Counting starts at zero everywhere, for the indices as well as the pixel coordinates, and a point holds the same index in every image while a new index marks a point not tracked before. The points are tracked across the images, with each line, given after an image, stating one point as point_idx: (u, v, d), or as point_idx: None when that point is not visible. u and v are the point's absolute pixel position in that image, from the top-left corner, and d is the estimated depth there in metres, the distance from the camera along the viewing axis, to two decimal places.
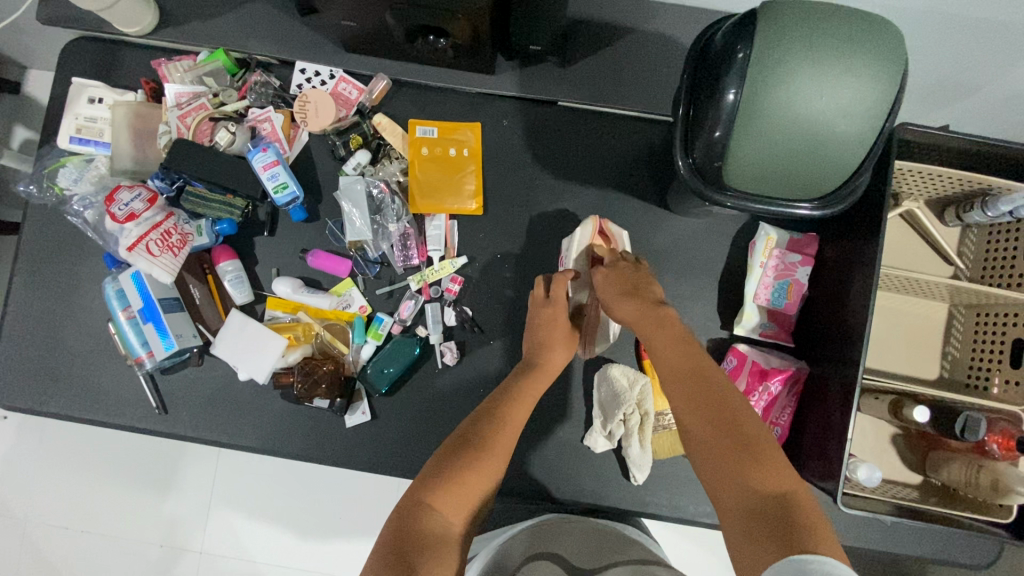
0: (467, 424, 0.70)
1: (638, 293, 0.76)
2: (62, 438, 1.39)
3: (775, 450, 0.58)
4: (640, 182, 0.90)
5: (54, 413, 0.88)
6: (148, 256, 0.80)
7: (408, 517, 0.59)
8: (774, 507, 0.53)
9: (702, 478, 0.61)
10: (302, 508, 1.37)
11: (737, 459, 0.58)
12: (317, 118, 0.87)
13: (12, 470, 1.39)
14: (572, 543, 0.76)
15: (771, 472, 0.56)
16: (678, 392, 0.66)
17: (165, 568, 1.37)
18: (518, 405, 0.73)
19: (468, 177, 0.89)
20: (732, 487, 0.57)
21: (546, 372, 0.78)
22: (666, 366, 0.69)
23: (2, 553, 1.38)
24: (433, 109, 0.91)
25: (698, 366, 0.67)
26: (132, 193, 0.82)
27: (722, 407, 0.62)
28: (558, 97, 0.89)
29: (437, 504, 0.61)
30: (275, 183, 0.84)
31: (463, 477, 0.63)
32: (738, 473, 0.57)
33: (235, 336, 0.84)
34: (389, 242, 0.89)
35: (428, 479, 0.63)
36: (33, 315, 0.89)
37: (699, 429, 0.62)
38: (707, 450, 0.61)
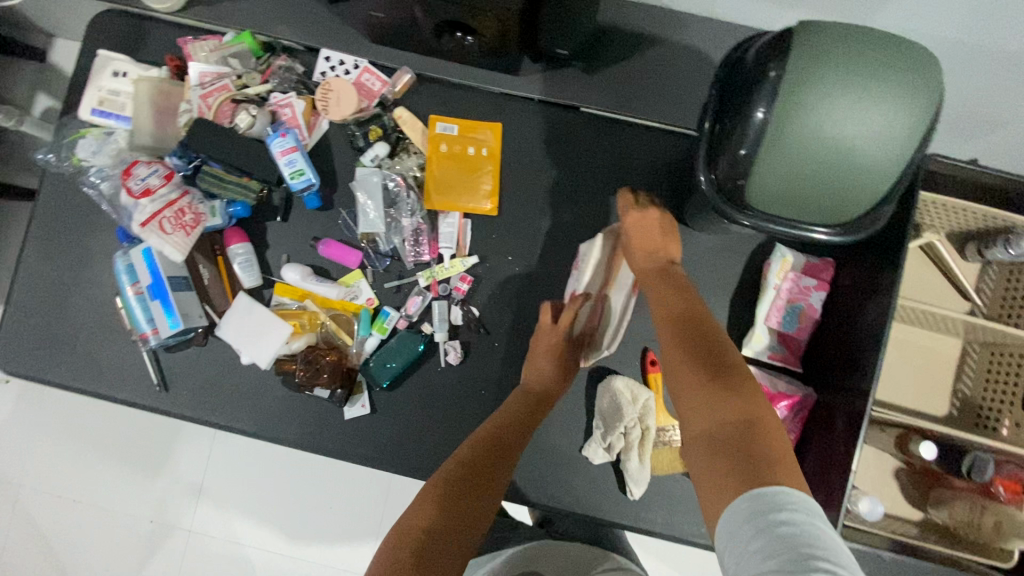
0: (466, 447, 0.71)
1: (656, 248, 0.77)
2: (65, 405, 1.41)
3: (748, 378, 0.58)
4: (658, 194, 0.89)
5: (57, 382, 0.88)
6: (161, 233, 0.80)
7: (404, 537, 0.59)
8: (738, 430, 0.53)
9: (675, 403, 0.61)
10: (295, 497, 1.38)
11: (705, 390, 0.57)
12: (338, 108, 0.87)
13: (13, 433, 1.40)
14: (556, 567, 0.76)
15: (740, 397, 0.56)
16: (665, 326, 0.66)
17: (155, 543, 1.38)
18: (514, 431, 0.74)
19: (485, 177, 0.88)
20: (699, 410, 0.57)
21: (542, 394, 0.80)
22: (659, 305, 0.69)
23: None
24: (455, 105, 0.90)
25: (688, 304, 0.67)
26: (149, 169, 0.82)
27: (702, 337, 0.62)
28: (581, 103, 0.89)
29: (422, 521, 0.61)
30: (292, 169, 0.85)
31: (461, 500, 0.64)
32: (705, 406, 0.57)
33: (240, 319, 0.84)
34: (402, 236, 0.89)
35: (425, 502, 0.63)
36: (42, 284, 0.89)
37: (677, 356, 0.62)
38: (681, 376, 0.61)
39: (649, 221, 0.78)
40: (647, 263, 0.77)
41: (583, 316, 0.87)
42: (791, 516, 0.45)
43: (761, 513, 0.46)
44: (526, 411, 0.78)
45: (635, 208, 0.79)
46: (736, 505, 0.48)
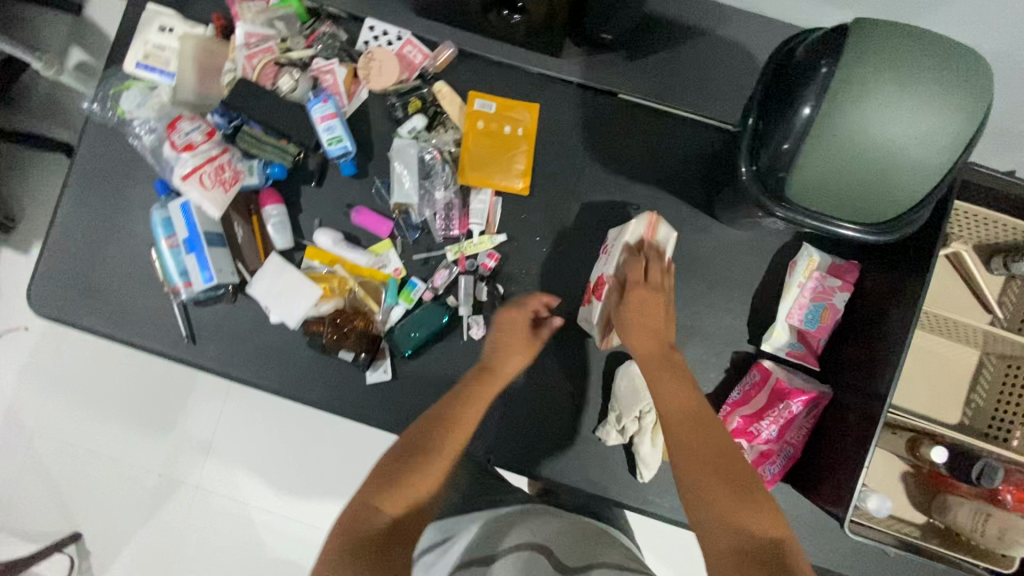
0: (421, 423, 0.70)
1: (658, 332, 0.76)
2: (104, 360, 1.65)
3: (764, 495, 0.58)
4: (689, 185, 0.89)
5: (87, 328, 0.90)
6: (200, 188, 0.81)
7: (354, 518, 0.59)
8: (762, 551, 0.53)
9: (689, 515, 0.59)
10: (299, 459, 1.60)
11: (731, 502, 0.57)
12: (380, 78, 0.89)
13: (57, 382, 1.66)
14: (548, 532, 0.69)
15: (760, 514, 0.55)
16: (677, 431, 0.65)
17: (165, 492, 1.62)
18: (467, 409, 0.72)
19: (519, 156, 0.89)
20: (717, 528, 0.56)
21: (497, 375, 0.77)
22: (667, 407, 0.67)
23: (37, 454, 1.65)
24: (494, 83, 0.90)
25: (698, 407, 0.66)
26: (193, 124, 0.83)
27: (718, 449, 0.62)
28: (619, 89, 0.90)
29: (380, 504, 0.60)
30: (330, 135, 0.86)
31: (413, 483, 0.63)
32: (730, 517, 0.56)
33: (272, 278, 0.86)
34: (433, 210, 0.90)
35: (375, 485, 0.62)
36: (78, 231, 0.91)
37: (692, 463, 0.61)
38: (696, 487, 0.59)
39: (648, 301, 0.77)
40: (648, 349, 0.75)
41: (602, 309, 0.82)
42: None
43: None
44: (478, 390, 0.75)
45: (640, 285, 0.78)
46: None
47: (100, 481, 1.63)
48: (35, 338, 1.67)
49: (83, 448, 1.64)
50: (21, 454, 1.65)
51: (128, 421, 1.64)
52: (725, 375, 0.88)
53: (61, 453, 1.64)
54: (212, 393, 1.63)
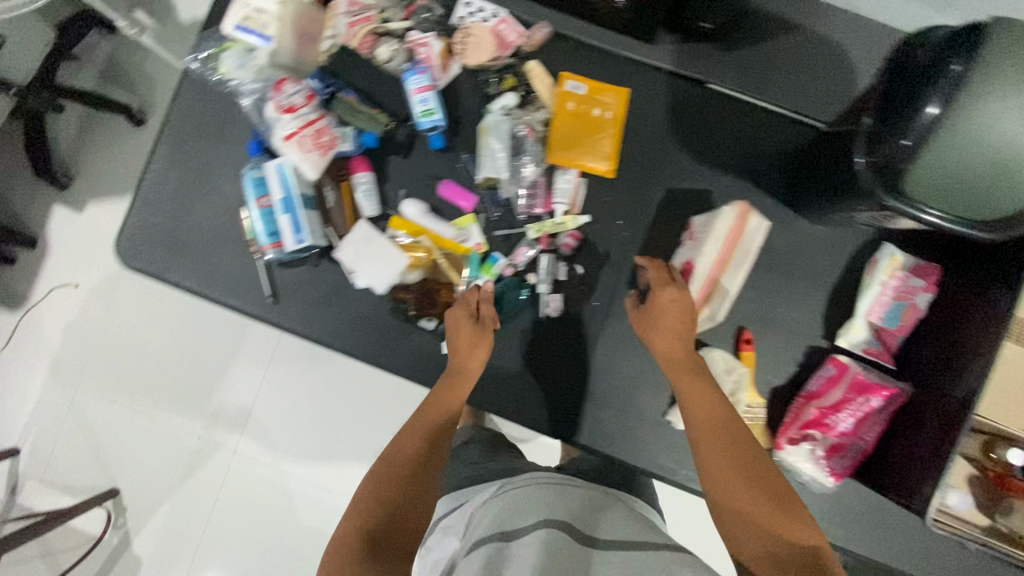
0: (395, 441, 0.75)
1: (682, 335, 0.77)
2: (152, 322, 1.68)
3: (792, 498, 0.63)
4: (772, 177, 0.90)
5: (173, 282, 0.93)
6: (301, 150, 0.83)
7: (341, 546, 0.63)
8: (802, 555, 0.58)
9: (723, 524, 0.65)
10: (337, 430, 1.63)
11: (766, 510, 0.62)
12: (477, 53, 0.89)
13: (106, 339, 1.69)
14: (529, 505, 0.71)
15: (791, 518, 0.61)
16: (706, 441, 0.68)
17: (204, 454, 1.64)
18: (437, 411, 0.78)
19: (606, 138, 0.89)
20: (757, 535, 0.61)
21: (459, 376, 0.81)
22: (696, 417, 0.71)
23: (79, 410, 1.68)
24: (585, 65, 0.91)
25: (724, 411, 0.70)
26: (296, 87, 0.84)
27: (745, 456, 0.66)
28: (708, 78, 0.89)
29: (360, 523, 0.65)
30: (424, 107, 0.87)
31: (390, 496, 0.67)
32: (765, 524, 0.61)
33: (360, 245, 0.88)
34: (519, 188, 0.90)
35: (356, 509, 0.67)
36: (169, 186, 0.93)
37: (725, 473, 0.66)
38: (733, 495, 0.64)
39: (667, 320, 0.77)
40: (673, 350, 0.76)
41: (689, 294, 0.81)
42: None
43: None
44: (446, 398, 0.79)
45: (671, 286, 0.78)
46: None
47: (140, 441, 1.66)
48: (86, 295, 1.70)
49: (126, 406, 1.67)
50: (64, 409, 1.68)
51: (170, 383, 1.66)
52: (797, 367, 0.89)
53: (103, 410, 1.67)
54: (255, 361, 1.66)
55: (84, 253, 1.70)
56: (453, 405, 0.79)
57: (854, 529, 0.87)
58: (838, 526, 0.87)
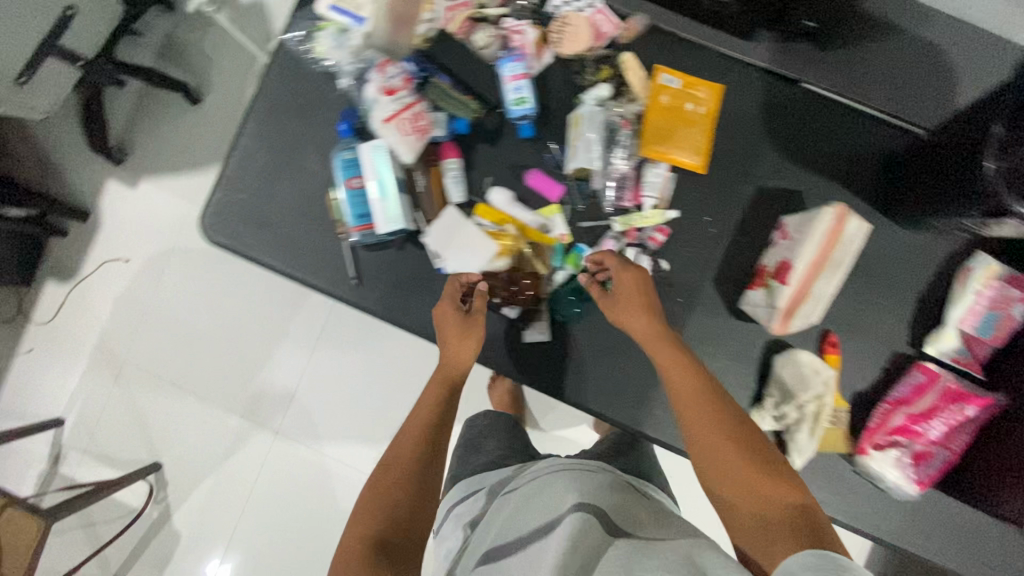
0: (395, 442, 0.79)
1: (651, 313, 0.80)
2: (197, 300, 1.66)
3: (775, 463, 0.67)
4: (864, 178, 0.89)
5: (257, 259, 0.93)
6: (399, 133, 0.85)
7: (347, 545, 0.67)
8: (792, 517, 0.62)
9: (716, 492, 0.67)
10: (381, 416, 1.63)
11: (748, 473, 0.66)
12: (573, 44, 0.88)
13: (149, 316, 1.66)
14: (548, 493, 0.71)
15: (775, 482, 0.65)
16: (692, 413, 0.71)
17: (245, 435, 1.63)
18: (431, 405, 0.82)
19: (699, 134, 0.89)
20: (749, 501, 0.64)
21: (446, 369, 0.85)
22: (678, 391, 0.73)
23: (117, 387, 1.65)
24: (680, 59, 0.90)
25: (701, 384, 0.73)
26: (395, 69, 0.85)
27: (727, 426, 0.69)
28: (804, 77, 0.89)
29: (363, 523, 0.69)
30: (516, 95, 0.87)
31: (389, 498, 0.71)
32: (755, 488, 0.65)
33: (449, 232, 0.88)
34: (608, 180, 0.90)
35: (360, 516, 0.70)
36: (255, 163, 0.93)
37: (712, 444, 0.69)
38: (722, 464, 0.67)
39: (633, 300, 0.80)
40: (643, 327, 0.79)
41: (784, 294, 0.80)
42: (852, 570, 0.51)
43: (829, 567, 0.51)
44: (434, 392, 0.83)
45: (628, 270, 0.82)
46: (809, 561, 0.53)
47: (178, 420, 1.64)
48: (136, 271, 1.67)
49: (168, 381, 1.65)
50: (108, 383, 1.65)
51: (212, 362, 1.65)
52: (881, 373, 0.88)
53: (148, 386, 1.65)
54: (301, 343, 1.65)
55: (133, 228, 1.68)
56: (439, 394, 0.83)
57: (931, 536, 0.87)
58: (915, 531, 0.87)
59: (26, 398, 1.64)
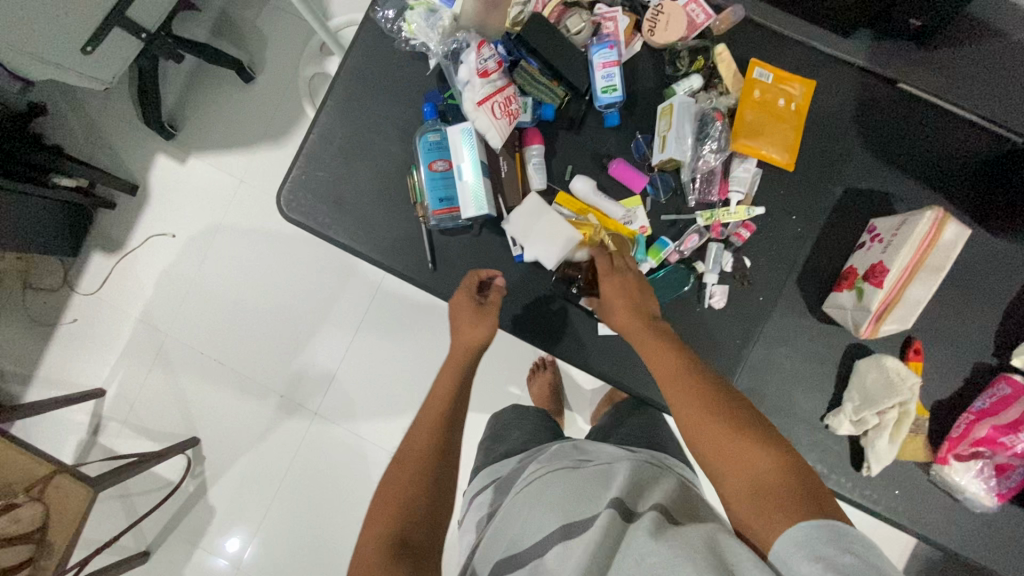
0: (408, 437, 0.76)
1: (635, 301, 0.78)
2: (241, 278, 1.66)
3: (764, 430, 0.62)
4: (956, 182, 0.87)
5: (332, 238, 0.92)
6: (491, 117, 0.82)
7: (363, 549, 0.64)
8: (780, 483, 0.57)
9: (709, 473, 0.64)
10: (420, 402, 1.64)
11: (727, 443, 0.62)
12: (665, 32, 0.87)
13: (193, 290, 1.66)
14: (557, 495, 0.70)
15: (761, 449, 0.60)
16: (672, 393, 0.68)
17: (284, 415, 1.63)
18: (444, 395, 0.78)
19: (790, 131, 0.87)
20: (736, 474, 0.60)
21: (460, 354, 0.82)
22: (660, 374, 0.71)
23: (159, 360, 1.65)
24: (774, 54, 0.89)
25: (679, 362, 0.70)
26: (487, 51, 0.83)
27: (708, 399, 0.66)
28: (902, 78, 0.87)
29: (376, 523, 0.66)
30: (607, 83, 0.86)
31: (402, 496, 0.68)
32: (739, 464, 0.60)
33: (530, 218, 0.86)
34: (695, 174, 0.89)
35: (373, 518, 0.67)
36: (335, 141, 0.92)
37: (693, 420, 0.65)
38: (704, 438, 0.64)
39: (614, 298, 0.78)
40: (628, 317, 0.77)
41: (877, 297, 0.79)
42: (855, 545, 0.47)
43: (833, 540, 0.48)
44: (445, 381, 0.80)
45: (611, 270, 0.81)
46: (805, 536, 0.50)
47: (218, 396, 1.64)
48: (182, 246, 1.67)
49: (209, 359, 1.65)
50: (151, 355, 1.65)
51: (255, 340, 1.66)
52: (963, 383, 0.87)
53: (191, 360, 1.65)
54: (344, 325, 1.65)
55: (181, 202, 1.67)
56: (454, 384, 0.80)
57: (1004, 549, 0.86)
58: (987, 544, 0.86)
59: (68, 366, 1.63)
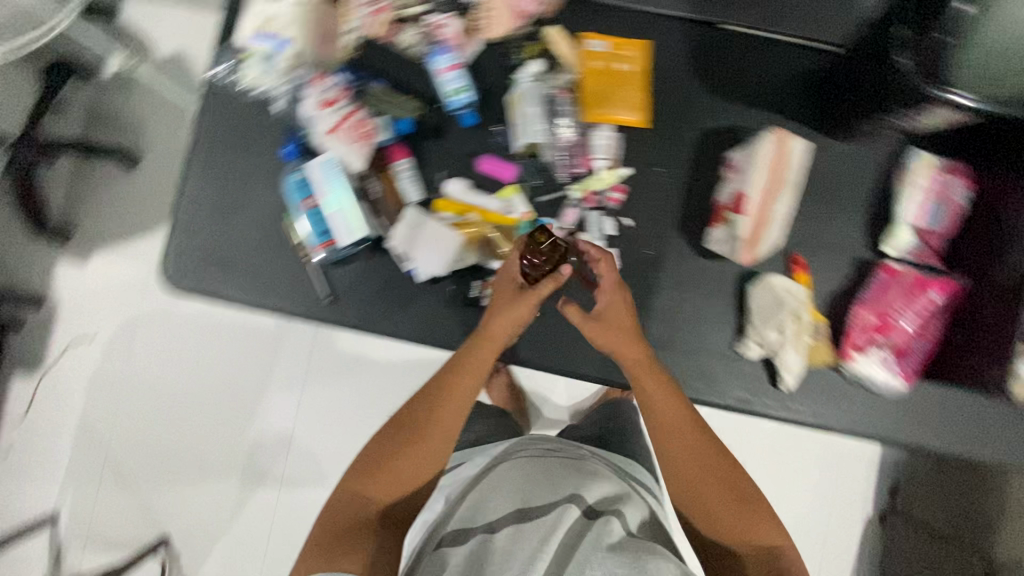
0: (416, 397, 0.79)
1: (629, 342, 0.78)
2: (172, 362, 1.59)
3: (764, 504, 0.73)
4: (797, 103, 0.93)
5: (225, 297, 0.91)
6: (344, 142, 0.87)
7: (344, 502, 0.72)
8: (766, 553, 0.70)
9: (700, 524, 0.73)
10: None
11: (734, 510, 0.71)
12: (501, 25, 0.91)
13: (124, 388, 1.59)
14: (522, 487, 0.78)
15: (760, 523, 0.71)
16: (681, 448, 0.74)
17: (249, 489, 1.56)
18: (464, 381, 0.78)
19: (636, 92, 0.91)
20: (733, 536, 0.71)
21: (499, 334, 0.79)
22: (666, 423, 0.75)
23: (106, 469, 1.57)
24: (603, 24, 0.93)
25: (687, 420, 0.75)
26: (329, 81, 0.88)
27: (712, 461, 0.74)
28: (723, 20, 0.93)
29: (364, 485, 0.73)
30: (457, 85, 0.89)
31: (392, 472, 0.73)
32: (735, 528, 0.71)
33: (414, 230, 0.89)
34: (558, 151, 0.92)
35: (362, 472, 0.74)
36: (206, 203, 0.91)
37: (699, 478, 0.73)
38: (709, 502, 0.72)
39: (616, 339, 0.78)
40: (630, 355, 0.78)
41: (745, 224, 0.85)
42: None
43: None
44: (475, 365, 0.78)
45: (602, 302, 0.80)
46: None
47: (177, 488, 1.56)
48: (104, 347, 1.59)
49: (160, 453, 1.57)
50: (97, 465, 1.57)
51: (202, 422, 1.58)
52: (851, 282, 0.92)
53: (140, 459, 1.57)
54: (290, 382, 1.59)
55: (93, 303, 1.60)
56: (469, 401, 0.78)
57: (931, 426, 0.89)
58: (917, 426, 0.89)
59: (15, 496, 1.56)
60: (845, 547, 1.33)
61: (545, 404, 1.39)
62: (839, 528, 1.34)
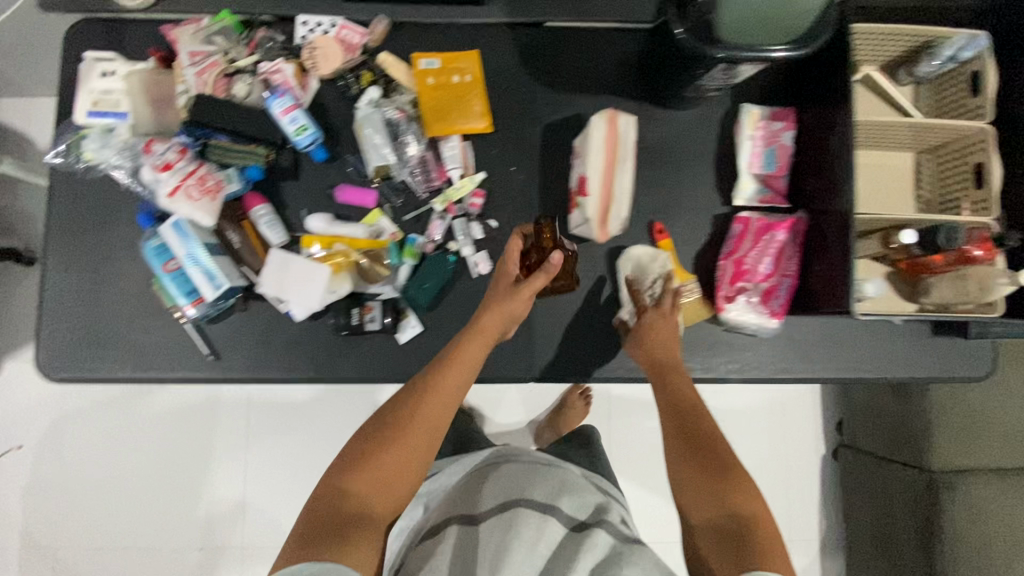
0: (404, 390, 0.73)
1: (667, 346, 0.86)
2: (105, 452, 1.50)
3: (750, 483, 0.66)
4: (628, 82, 0.98)
5: (108, 376, 0.90)
6: (189, 201, 0.86)
7: (323, 500, 0.63)
8: (745, 529, 0.63)
9: (678, 498, 0.68)
10: None
11: (711, 479, 0.67)
12: (328, 62, 0.92)
13: (59, 490, 1.49)
14: (502, 488, 0.79)
15: (743, 495, 0.65)
16: (678, 423, 0.74)
17: (209, 568, 1.48)
18: (449, 371, 0.74)
19: (475, 99, 0.94)
20: (709, 506, 0.65)
21: (491, 326, 0.80)
22: (676, 402, 0.77)
23: None
24: (431, 44, 0.97)
25: (695, 406, 0.76)
26: (165, 145, 0.88)
27: (709, 438, 0.71)
28: (546, 17, 0.97)
29: (348, 484, 0.64)
30: (296, 126, 0.89)
31: (381, 468, 0.66)
32: (713, 496, 0.65)
33: (281, 270, 0.88)
34: (408, 169, 0.94)
35: (346, 466, 0.66)
36: (72, 287, 0.91)
37: (691, 448, 0.71)
38: (688, 475, 0.68)
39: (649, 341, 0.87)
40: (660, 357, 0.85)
41: (591, 204, 0.88)
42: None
43: None
44: (467, 360, 0.76)
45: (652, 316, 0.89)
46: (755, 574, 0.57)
47: None
48: (32, 455, 1.50)
49: (111, 550, 1.48)
50: None
51: (148, 508, 1.49)
52: (713, 238, 0.96)
53: (90, 562, 1.48)
54: (233, 446, 1.51)
55: (11, 411, 1.51)
56: (457, 396, 0.74)
57: (810, 356, 0.94)
58: (800, 359, 0.94)
59: None
60: (802, 483, 1.42)
61: (495, 412, 1.39)
62: (790, 467, 1.42)
